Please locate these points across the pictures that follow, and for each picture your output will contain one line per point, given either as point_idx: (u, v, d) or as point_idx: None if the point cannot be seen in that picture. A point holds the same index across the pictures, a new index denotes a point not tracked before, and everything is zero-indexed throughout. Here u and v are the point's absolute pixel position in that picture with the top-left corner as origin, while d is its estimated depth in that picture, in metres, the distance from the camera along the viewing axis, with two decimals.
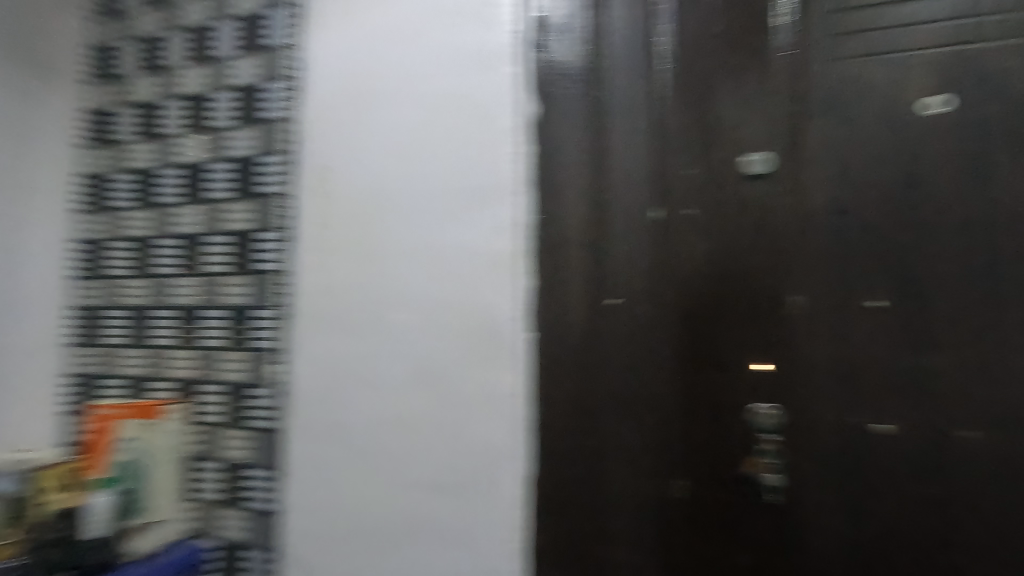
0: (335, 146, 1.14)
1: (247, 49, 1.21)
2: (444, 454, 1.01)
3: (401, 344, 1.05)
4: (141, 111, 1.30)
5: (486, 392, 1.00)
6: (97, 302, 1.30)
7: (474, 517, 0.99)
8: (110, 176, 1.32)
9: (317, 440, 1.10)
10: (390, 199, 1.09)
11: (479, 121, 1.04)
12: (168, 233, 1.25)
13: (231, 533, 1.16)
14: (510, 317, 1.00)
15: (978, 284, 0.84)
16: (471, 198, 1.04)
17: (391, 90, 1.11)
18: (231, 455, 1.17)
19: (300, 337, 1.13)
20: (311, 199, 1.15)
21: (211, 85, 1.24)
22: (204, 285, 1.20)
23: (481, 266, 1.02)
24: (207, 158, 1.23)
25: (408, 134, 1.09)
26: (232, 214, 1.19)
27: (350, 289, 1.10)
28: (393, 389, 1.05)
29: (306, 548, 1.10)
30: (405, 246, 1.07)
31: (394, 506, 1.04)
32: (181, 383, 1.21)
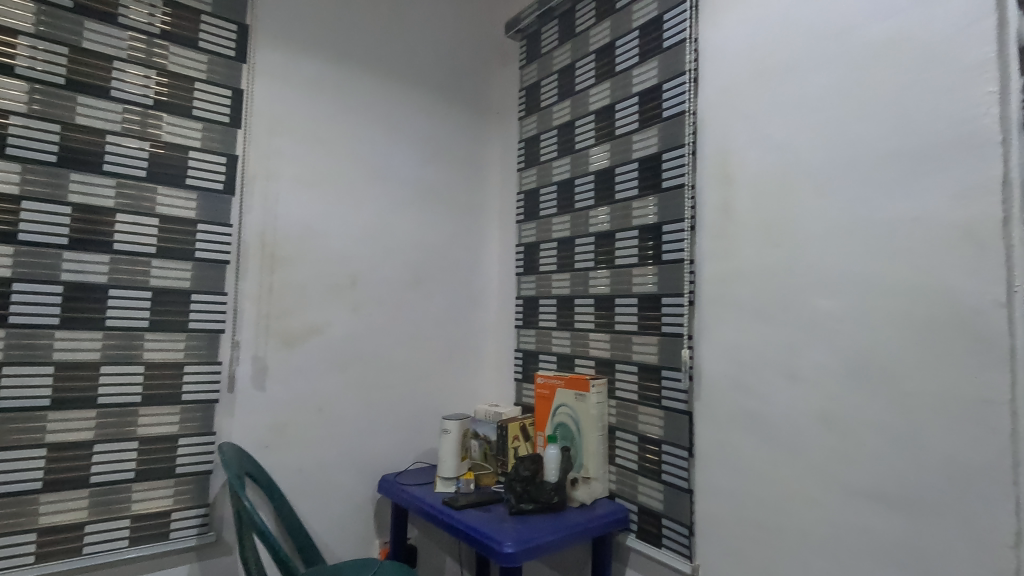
0: (741, 131, 1.13)
1: (646, 54, 1.31)
2: (895, 461, 0.87)
3: (828, 333, 0.97)
4: (560, 132, 1.55)
5: (958, 395, 0.81)
6: (534, 292, 1.62)
7: (946, 545, 0.82)
8: (539, 190, 1.62)
9: (732, 426, 1.11)
10: (807, 177, 1.01)
11: (926, 66, 0.87)
12: (585, 233, 1.45)
13: (649, 501, 1.26)
14: (998, 303, 0.78)
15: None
16: (924, 159, 0.86)
17: (805, 57, 1.03)
18: (646, 430, 1.27)
19: (710, 323, 1.16)
20: (717, 188, 1.16)
21: (616, 96, 1.38)
22: (617, 275, 1.35)
23: (944, 240, 0.84)
24: (616, 162, 1.37)
25: (830, 99, 0.98)
26: (640, 209, 1.30)
27: (765, 275, 1.07)
28: (819, 381, 0.98)
29: (722, 532, 1.11)
30: (831, 224, 0.97)
31: (825, 507, 0.96)
32: (601, 362, 1.40)
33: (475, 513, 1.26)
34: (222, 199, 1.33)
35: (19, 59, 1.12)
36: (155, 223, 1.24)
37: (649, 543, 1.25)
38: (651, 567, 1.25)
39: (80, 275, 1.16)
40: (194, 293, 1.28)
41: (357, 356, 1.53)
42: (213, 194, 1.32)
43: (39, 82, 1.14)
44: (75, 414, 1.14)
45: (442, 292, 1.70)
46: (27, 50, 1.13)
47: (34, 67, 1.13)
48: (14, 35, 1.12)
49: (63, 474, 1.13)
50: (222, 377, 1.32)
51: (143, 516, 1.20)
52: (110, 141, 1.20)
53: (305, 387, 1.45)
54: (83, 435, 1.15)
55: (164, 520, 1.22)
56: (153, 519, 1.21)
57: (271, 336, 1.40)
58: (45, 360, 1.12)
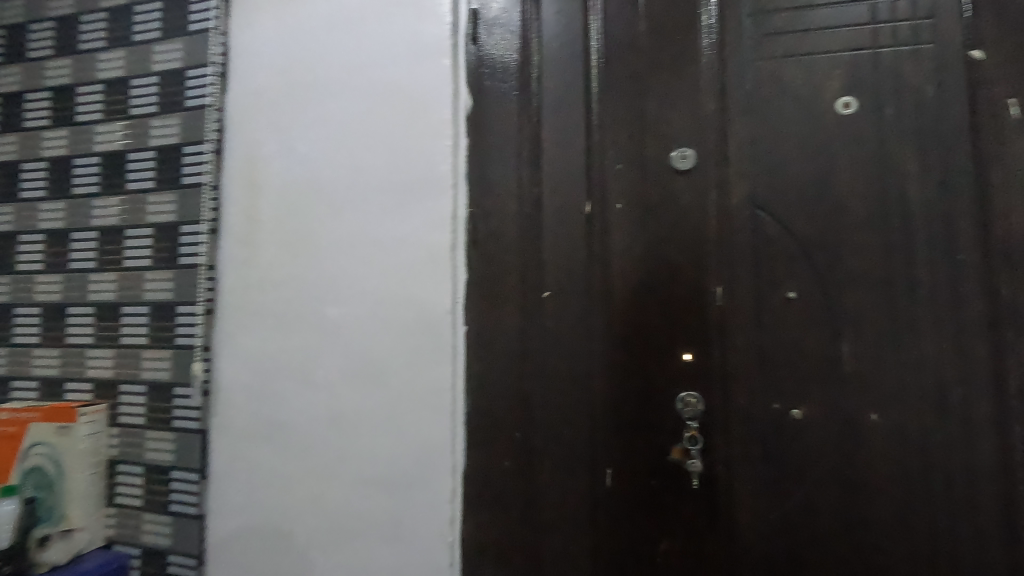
0: (266, 136, 1.10)
1: (167, 31, 1.14)
2: (378, 451, 1.00)
3: (338, 340, 1.03)
4: (55, 96, 1.22)
5: (424, 386, 0.99)
6: (7, 298, 1.22)
7: (409, 513, 0.98)
8: (22, 165, 1.24)
9: (247, 442, 1.06)
10: (326, 193, 1.06)
11: (413, 115, 1.03)
12: (86, 226, 1.18)
13: (154, 540, 1.09)
14: (445, 311, 0.99)
15: (899, 277, 0.87)
16: (406, 191, 1.03)
17: (329, 80, 1.08)
18: (154, 459, 1.10)
19: (230, 333, 1.09)
20: (242, 191, 1.11)
21: (131, 69, 1.17)
22: (124, 279, 1.14)
23: (415, 258, 1.01)
24: (128, 146, 1.16)
25: (341, 125, 1.07)
26: (156, 205, 1.13)
27: (284, 283, 1.07)
28: (329, 386, 1.03)
29: (236, 554, 1.06)
30: (337, 239, 1.05)
31: (328, 504, 1.02)
32: (100, 384, 1.15)
33: None
34: None
35: None
36: None
37: None
38: None
39: None
40: None
41: None
42: None
43: None
44: None
45: None
46: None
47: None
48: None
49: None
50: None
51: None
52: None
53: None
54: None
55: None
56: None
57: None
58: None
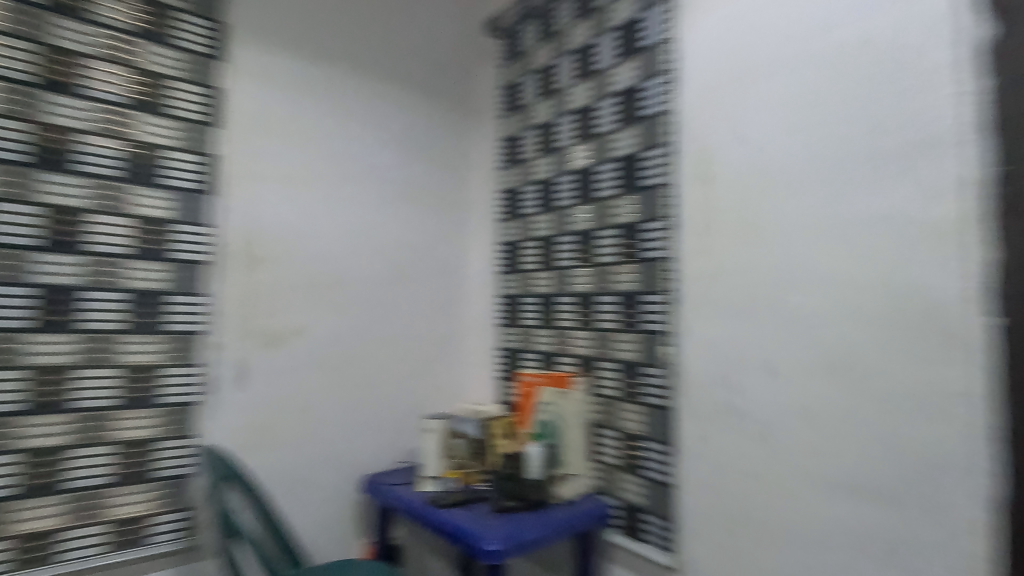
0: (719, 129, 1.13)
1: (626, 54, 1.32)
2: (868, 454, 0.90)
3: (806, 330, 0.98)
4: (540, 131, 1.57)
5: (927, 389, 0.84)
6: (516, 290, 1.63)
7: (916, 534, 0.84)
8: (521, 189, 1.63)
9: (713, 423, 1.12)
10: (784, 177, 1.02)
11: (895, 68, 0.89)
12: (567, 231, 1.46)
13: (631, 497, 1.27)
14: (962, 298, 0.81)
15: None
16: (893, 159, 0.89)
17: (785, 55, 1.04)
18: (629, 427, 1.29)
19: (689, 320, 1.17)
20: (695, 185, 1.17)
21: (596, 96, 1.40)
22: (598, 272, 1.37)
23: (912, 235, 0.86)
24: (596, 161, 1.39)
25: (802, 100, 1.01)
26: (621, 208, 1.32)
27: (746, 271, 1.07)
28: (800, 377, 0.99)
29: (705, 528, 1.13)
30: (805, 222, 0.99)
31: (802, 500, 0.98)
32: (583, 359, 1.41)
33: (460, 510, 1.27)
34: (200, 200, 1.31)
35: None
36: (130, 225, 1.21)
37: (631, 537, 1.27)
38: (634, 564, 1.27)
39: (51, 276, 1.12)
40: (175, 294, 1.26)
41: (341, 356, 1.53)
42: (190, 194, 1.29)
43: (8, 80, 1.10)
44: (49, 420, 1.11)
45: (424, 291, 1.70)
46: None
47: (5, 64, 1.09)
48: None
49: (39, 479, 1.09)
50: (201, 381, 1.29)
51: (126, 521, 1.18)
52: (84, 140, 1.17)
53: (288, 388, 1.43)
54: (57, 441, 1.12)
55: (143, 526, 1.20)
56: (132, 525, 1.19)
57: (251, 337, 1.38)
58: (14, 364, 1.08)
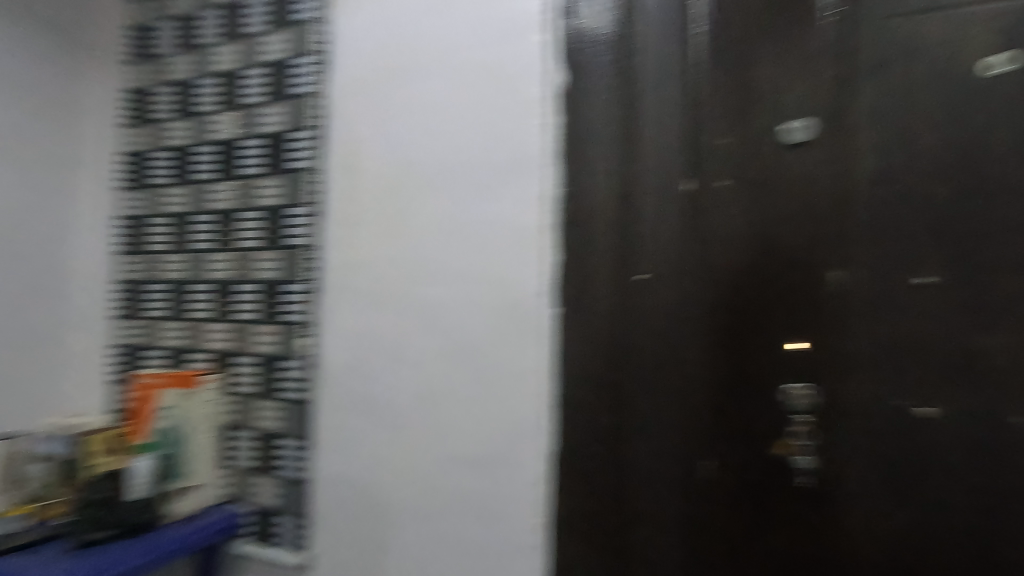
0: (362, 121, 1.14)
1: (276, 25, 1.22)
2: (470, 429, 1.02)
3: (432, 319, 1.06)
4: (178, 89, 1.34)
5: (513, 366, 1.00)
6: (140, 275, 1.36)
7: (500, 491, 0.99)
8: (150, 154, 1.37)
9: (347, 413, 1.12)
10: (418, 175, 1.08)
11: (503, 92, 1.03)
12: (205, 209, 1.28)
13: (265, 500, 1.18)
14: (536, 292, 0.99)
15: None
16: (498, 172, 1.02)
17: (421, 61, 1.09)
18: (263, 426, 1.19)
19: (328, 311, 1.15)
20: (339, 175, 1.15)
21: (243, 62, 1.26)
22: (237, 259, 1.24)
23: (507, 237, 1.01)
24: (240, 134, 1.25)
25: (433, 107, 1.08)
26: (264, 190, 1.21)
27: (383, 263, 1.10)
28: (422, 363, 1.06)
29: (333, 520, 1.12)
30: (432, 219, 1.06)
31: (423, 479, 1.05)
32: (215, 355, 1.25)
33: (22, 556, 0.99)
34: None
35: None
36: None
37: (261, 543, 1.19)
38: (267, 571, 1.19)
39: None
40: None
41: None
42: None
43: None
44: None
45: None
46: None
47: None
48: None
49: None
50: None
51: None
52: None
53: None
54: None
55: None
56: None
57: None
58: None
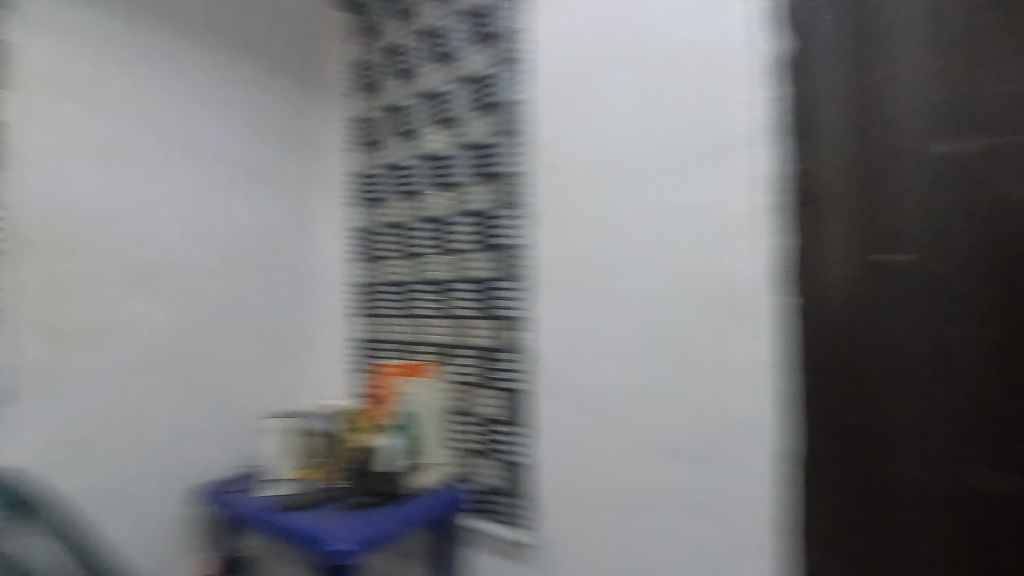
0: (561, 121, 1.18)
1: (478, 42, 1.32)
2: (691, 424, 0.99)
3: (641, 312, 1.05)
4: (394, 113, 1.52)
5: (730, 360, 0.95)
6: (371, 279, 1.57)
7: (723, 489, 0.96)
8: (372, 173, 1.57)
9: (559, 402, 1.18)
10: (621, 169, 1.08)
11: (709, 70, 0.97)
12: (423, 218, 1.44)
13: (488, 479, 1.30)
14: (755, 280, 0.92)
15: None
16: (707, 156, 0.97)
17: (619, 54, 1.09)
18: (482, 412, 1.31)
19: (537, 305, 1.21)
20: (540, 174, 1.21)
21: (448, 81, 1.39)
22: (452, 261, 1.37)
23: (720, 225, 0.96)
24: (449, 147, 1.38)
25: (633, 97, 1.07)
26: (473, 196, 1.33)
27: (587, 257, 1.13)
28: (631, 354, 1.07)
29: (550, 502, 1.19)
30: (636, 212, 1.06)
31: (637, 468, 1.06)
32: (437, 347, 1.41)
33: (309, 513, 1.19)
34: None
35: None
36: None
37: (485, 518, 1.31)
38: (490, 544, 1.30)
39: None
40: None
41: (172, 355, 1.37)
42: None
43: None
44: None
45: (268, 281, 1.57)
46: None
47: None
48: None
49: None
50: None
51: None
52: None
53: (102, 394, 1.25)
54: None
55: None
56: None
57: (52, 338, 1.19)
58: None
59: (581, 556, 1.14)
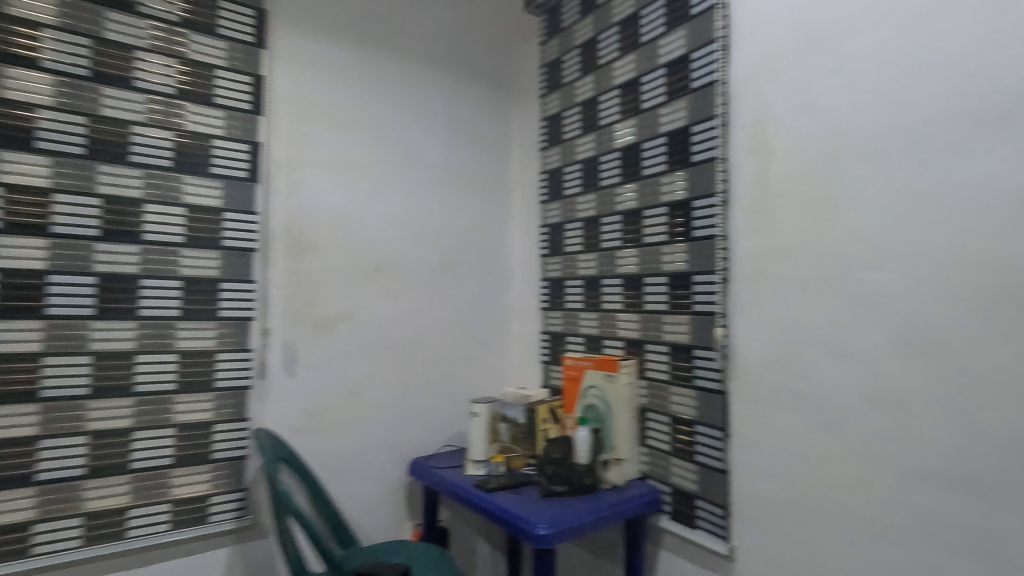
0: (775, 99, 1.08)
1: (675, 23, 1.26)
2: (953, 442, 0.83)
3: (878, 309, 0.92)
4: (583, 108, 1.53)
5: (1015, 369, 0.77)
6: (560, 273, 1.60)
7: (1001, 525, 0.78)
8: (562, 169, 1.60)
9: (771, 406, 1.08)
10: (850, 147, 0.96)
11: (987, 16, 0.80)
12: (613, 211, 1.43)
13: (683, 482, 1.24)
14: None
15: None
16: (983, 122, 0.81)
17: (853, 16, 0.96)
18: (680, 412, 1.25)
19: (744, 300, 1.13)
20: (749, 159, 1.12)
21: (642, 69, 1.35)
22: (646, 254, 1.33)
23: (1003, 204, 0.79)
24: (643, 137, 1.34)
25: (874, 61, 0.93)
26: (670, 186, 1.27)
27: (809, 246, 1.02)
28: (867, 356, 0.93)
29: (759, 515, 1.09)
30: (876, 194, 0.92)
31: (874, 488, 0.92)
32: (629, 343, 1.38)
33: (507, 495, 1.25)
34: (248, 187, 1.32)
35: (45, 52, 1.10)
36: (182, 214, 1.23)
37: (683, 524, 1.24)
38: (686, 551, 1.24)
39: (112, 265, 1.16)
40: (223, 281, 1.28)
41: (388, 341, 1.53)
42: (239, 182, 1.31)
43: (65, 74, 1.12)
44: (113, 402, 1.15)
45: (464, 276, 1.68)
46: (54, 42, 1.11)
47: (58, 58, 1.11)
48: (38, 28, 1.10)
49: (107, 460, 1.14)
50: (253, 365, 1.32)
51: (187, 500, 1.22)
52: (136, 131, 1.19)
53: (335, 372, 1.45)
54: (122, 423, 1.16)
55: (203, 504, 1.24)
56: (194, 503, 1.23)
57: (300, 323, 1.40)
58: (82, 351, 1.13)
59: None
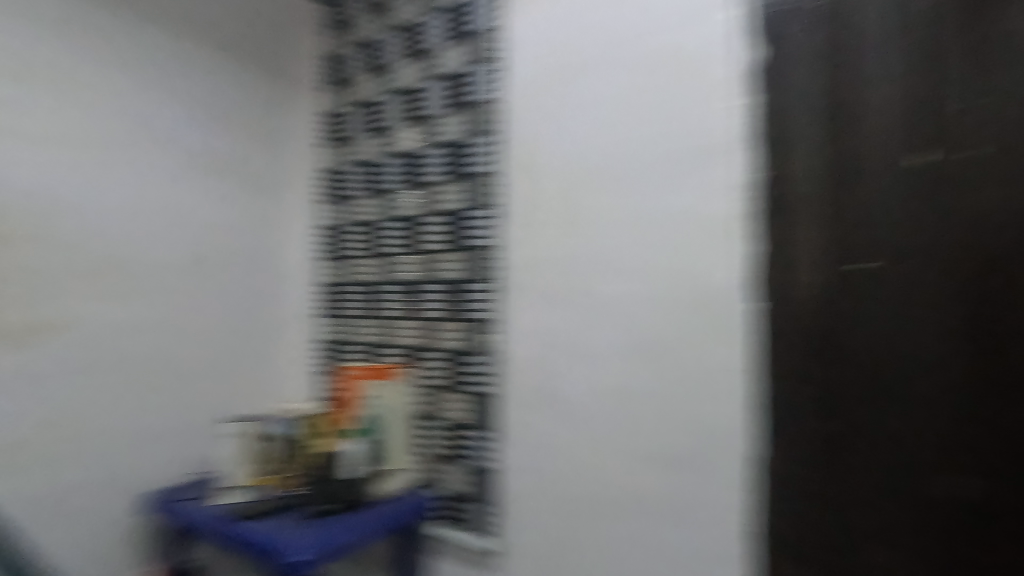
0: (537, 122, 1.16)
1: (454, 38, 1.30)
2: (665, 428, 0.98)
3: (617, 315, 1.04)
4: (365, 109, 1.48)
5: (703, 365, 0.95)
6: (339, 278, 1.53)
7: (693, 494, 0.96)
8: (343, 169, 1.53)
9: (530, 407, 1.15)
10: (598, 171, 1.07)
11: (688, 74, 0.98)
12: (392, 217, 1.41)
13: (457, 486, 1.26)
14: (730, 286, 0.93)
15: None
16: (685, 161, 0.97)
17: (597, 57, 1.08)
18: (452, 417, 1.28)
19: (514, 307, 1.18)
20: (516, 175, 1.18)
21: (423, 78, 1.36)
22: (424, 261, 1.34)
23: (696, 230, 0.96)
24: (422, 145, 1.35)
25: (612, 99, 1.06)
26: (446, 195, 1.30)
27: (564, 259, 1.11)
28: (605, 358, 1.05)
29: (519, 511, 1.16)
30: (614, 215, 1.05)
31: (608, 474, 1.05)
32: (406, 350, 1.37)
33: (265, 522, 1.13)
34: None
35: None
36: None
37: (453, 526, 1.27)
38: (455, 553, 1.27)
39: None
40: None
41: (119, 353, 1.29)
42: None
43: None
44: None
45: (227, 278, 1.50)
46: None
47: None
48: None
49: None
50: None
51: None
52: None
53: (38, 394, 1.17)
54: None
55: None
56: None
57: None
58: None
59: (549, 565, 1.12)
